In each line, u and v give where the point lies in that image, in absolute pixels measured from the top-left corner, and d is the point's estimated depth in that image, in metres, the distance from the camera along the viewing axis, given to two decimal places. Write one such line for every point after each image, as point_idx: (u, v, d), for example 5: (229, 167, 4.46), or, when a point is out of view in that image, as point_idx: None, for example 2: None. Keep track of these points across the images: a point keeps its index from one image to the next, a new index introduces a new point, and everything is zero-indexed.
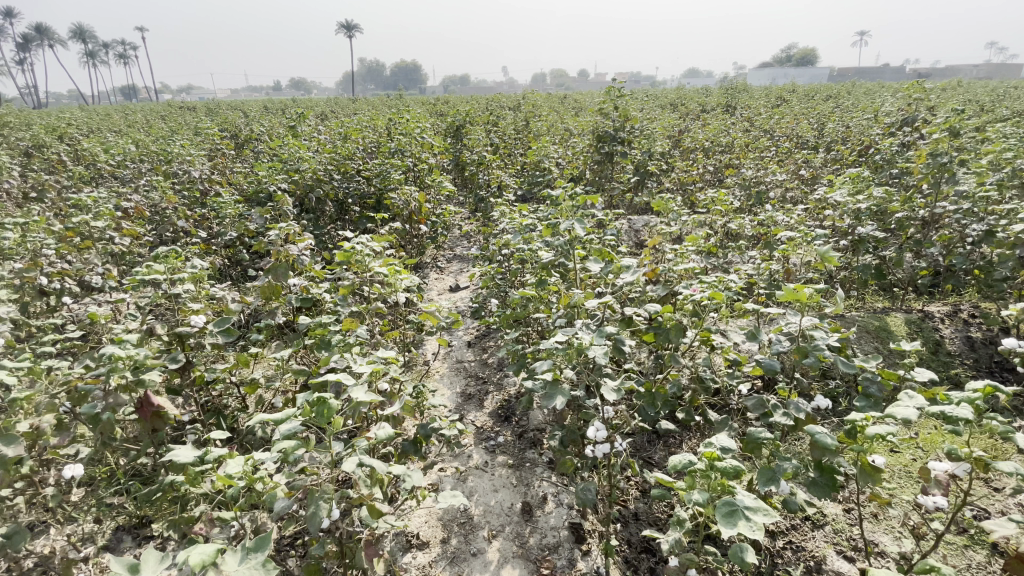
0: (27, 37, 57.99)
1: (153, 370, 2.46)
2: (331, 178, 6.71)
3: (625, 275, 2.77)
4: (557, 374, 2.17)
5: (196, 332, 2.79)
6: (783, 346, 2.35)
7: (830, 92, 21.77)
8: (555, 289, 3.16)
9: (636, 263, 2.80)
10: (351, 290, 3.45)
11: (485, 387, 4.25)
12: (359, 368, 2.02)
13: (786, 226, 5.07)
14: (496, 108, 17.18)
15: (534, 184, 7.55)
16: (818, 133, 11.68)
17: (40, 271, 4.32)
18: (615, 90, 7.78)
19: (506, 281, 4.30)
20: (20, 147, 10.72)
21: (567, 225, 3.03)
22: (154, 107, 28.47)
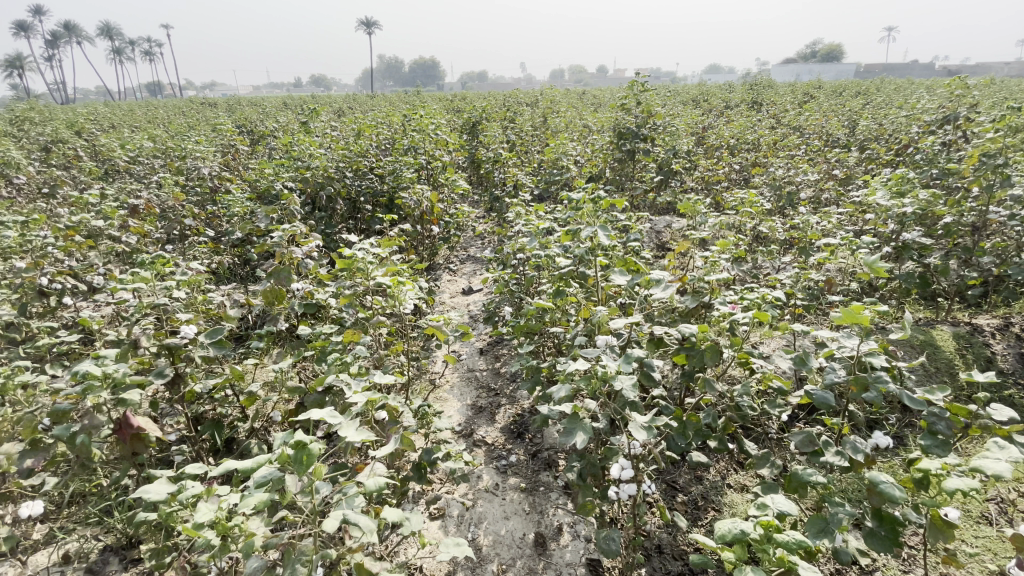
0: (56, 33, 59.34)
1: (135, 387, 2.27)
2: (342, 176, 6.53)
3: (654, 289, 2.45)
4: (577, 406, 1.91)
5: (186, 344, 2.60)
6: (839, 377, 2.06)
7: (860, 88, 20.98)
8: (574, 301, 2.90)
9: (668, 276, 2.44)
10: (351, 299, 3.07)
11: (497, 400, 4.01)
12: (353, 397, 1.78)
13: (822, 231, 4.72)
14: (513, 104, 16.87)
15: (551, 183, 7.26)
16: (850, 130, 11.16)
17: (42, 271, 4.21)
18: (637, 84, 7.44)
19: (520, 288, 4.04)
20: (39, 142, 10.78)
21: (588, 232, 2.65)
22: (178, 102, 28.95)
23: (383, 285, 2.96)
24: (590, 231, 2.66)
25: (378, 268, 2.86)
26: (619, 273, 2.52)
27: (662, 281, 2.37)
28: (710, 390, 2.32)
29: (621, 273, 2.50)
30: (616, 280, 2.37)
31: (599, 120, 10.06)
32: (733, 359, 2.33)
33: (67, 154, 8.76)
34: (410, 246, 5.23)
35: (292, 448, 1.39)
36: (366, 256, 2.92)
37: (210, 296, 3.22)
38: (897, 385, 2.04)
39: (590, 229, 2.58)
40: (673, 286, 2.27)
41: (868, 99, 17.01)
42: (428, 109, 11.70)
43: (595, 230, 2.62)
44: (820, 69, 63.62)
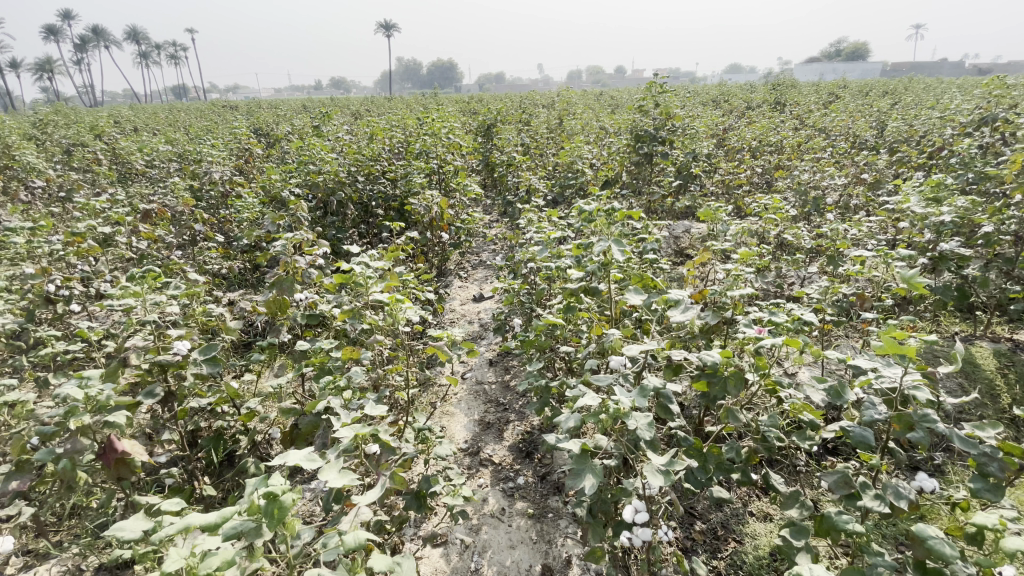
0: (86, 39, 61.05)
1: (122, 409, 2.17)
2: (354, 181, 6.45)
3: (674, 312, 2.20)
4: (587, 443, 1.74)
5: (178, 361, 2.49)
6: (880, 413, 1.88)
7: (886, 88, 20.35)
8: (586, 318, 2.72)
9: (688, 296, 2.20)
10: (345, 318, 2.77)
11: (506, 415, 3.85)
12: (340, 432, 1.64)
13: (852, 240, 4.46)
14: (529, 106, 16.72)
15: (565, 188, 7.09)
16: (878, 132, 10.75)
17: (49, 278, 4.18)
18: (656, 85, 7.21)
19: (531, 299, 3.87)
20: (62, 145, 10.97)
21: (601, 247, 2.38)
22: (202, 105, 29.56)
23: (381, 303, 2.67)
24: (600, 247, 2.37)
25: (378, 282, 2.71)
26: (634, 292, 2.32)
27: (682, 302, 2.15)
28: (733, 420, 2.14)
29: (636, 292, 2.30)
30: (630, 301, 2.17)
31: (616, 122, 9.84)
32: (759, 387, 2.14)
33: (86, 157, 8.87)
34: (419, 253, 5.10)
35: (262, 498, 1.28)
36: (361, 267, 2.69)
37: (208, 307, 3.11)
38: (945, 423, 1.84)
39: (602, 244, 2.32)
40: (695, 309, 2.04)
41: (896, 99, 16.50)
42: (442, 111, 11.60)
43: (609, 243, 2.37)
44: (846, 68, 62.16)
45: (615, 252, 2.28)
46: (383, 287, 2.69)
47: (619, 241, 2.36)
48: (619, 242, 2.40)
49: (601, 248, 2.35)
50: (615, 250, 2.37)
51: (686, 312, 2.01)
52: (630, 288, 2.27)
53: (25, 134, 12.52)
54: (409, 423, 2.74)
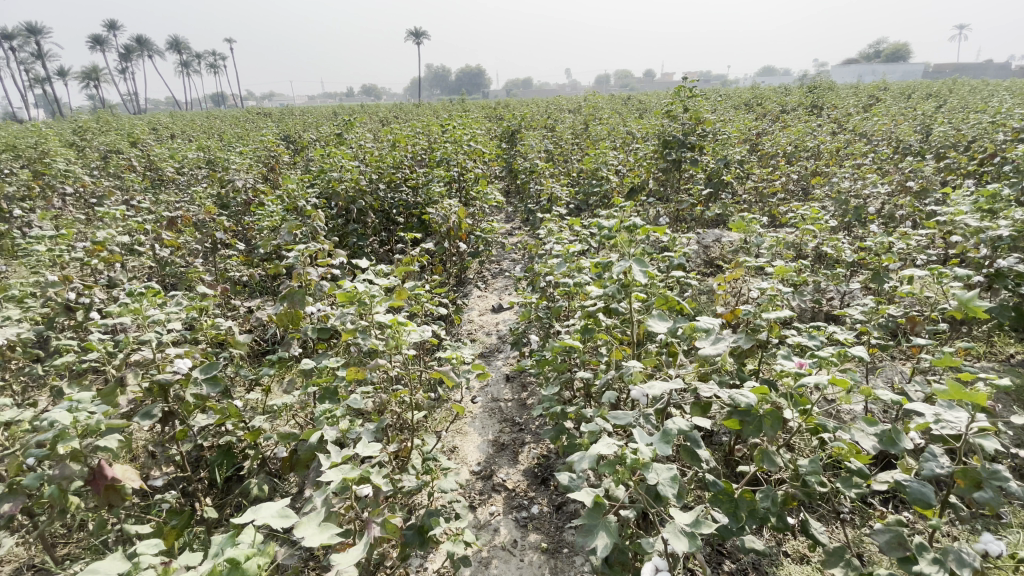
0: (131, 50, 63.69)
1: (115, 433, 2.08)
2: (374, 189, 6.42)
3: (702, 343, 1.93)
4: (599, 494, 1.55)
5: (178, 381, 2.41)
6: (943, 467, 1.69)
7: (929, 91, 19.45)
8: (605, 341, 2.53)
9: (719, 324, 1.94)
10: (350, 339, 2.66)
11: (521, 436, 3.67)
12: (325, 475, 1.49)
13: (897, 255, 4.14)
14: (554, 111, 16.58)
15: (590, 195, 6.91)
16: (923, 136, 10.20)
17: (70, 286, 4.20)
18: (684, 89, 6.96)
19: (549, 315, 3.71)
20: (101, 153, 11.34)
21: (620, 268, 2.16)
22: (237, 114, 30.38)
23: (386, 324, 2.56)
24: (618, 267, 2.12)
25: (384, 301, 2.58)
26: (658, 318, 2.10)
27: (712, 332, 1.93)
28: (768, 463, 1.92)
29: (659, 319, 2.08)
30: (653, 329, 1.96)
31: (644, 128, 9.59)
32: (799, 427, 1.92)
33: (121, 164, 9.11)
34: (436, 264, 4.98)
35: (225, 560, 1.14)
36: (365, 286, 2.56)
37: (216, 320, 3.04)
38: (1018, 481, 1.61)
39: (622, 265, 2.10)
40: (727, 342, 1.82)
41: (940, 101, 15.78)
42: (466, 118, 11.55)
43: (628, 262, 2.13)
44: (887, 70, 60.18)
45: (636, 275, 2.05)
46: (389, 306, 2.57)
47: (642, 261, 2.14)
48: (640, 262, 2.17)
49: (620, 268, 2.11)
50: (637, 270, 2.14)
51: (716, 345, 1.79)
52: (653, 315, 2.06)
53: (68, 141, 13.02)
54: (415, 449, 2.59)
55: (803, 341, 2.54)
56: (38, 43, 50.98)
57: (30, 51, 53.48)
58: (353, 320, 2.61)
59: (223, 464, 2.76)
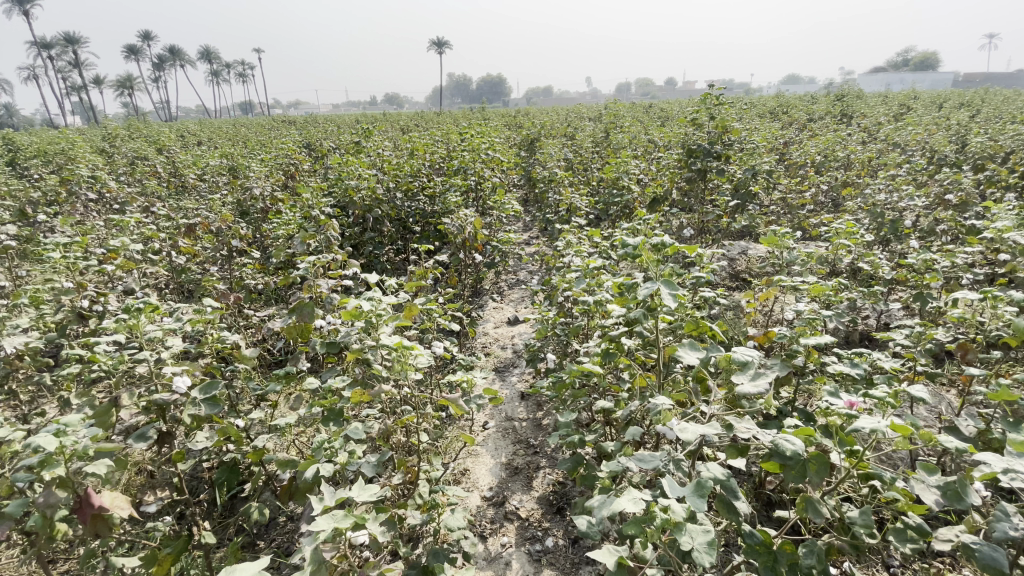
0: (164, 59, 65.75)
1: (105, 458, 1.97)
2: (391, 198, 6.35)
3: (739, 378, 1.68)
4: (621, 554, 1.37)
5: (175, 401, 2.29)
6: (1018, 530, 1.47)
7: (962, 99, 18.86)
8: (627, 367, 2.34)
9: (761, 357, 1.67)
10: (355, 359, 2.52)
11: (535, 460, 3.49)
12: (315, 525, 1.35)
13: (942, 274, 3.87)
14: (574, 119, 16.46)
15: (610, 206, 6.75)
16: (958, 146, 9.79)
17: (83, 293, 4.17)
18: (711, 96, 6.67)
19: (567, 332, 3.53)
20: (129, 159, 11.57)
21: (646, 290, 1.91)
22: (262, 121, 31.01)
23: (392, 344, 2.41)
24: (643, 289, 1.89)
25: (392, 319, 2.44)
26: (689, 346, 1.88)
27: (752, 366, 1.65)
28: (813, 513, 1.71)
29: (691, 348, 1.86)
30: (685, 361, 1.74)
31: (666, 136, 9.37)
32: (847, 473, 1.71)
33: (145, 170, 9.25)
34: (451, 276, 4.85)
35: None
36: (372, 303, 2.42)
37: (221, 334, 2.94)
38: None
39: (649, 288, 1.87)
40: (771, 380, 1.60)
41: (974, 110, 15.27)
42: (485, 125, 11.49)
43: (655, 284, 1.89)
44: (917, 79, 58.86)
45: (666, 299, 1.81)
46: (398, 325, 2.43)
47: (671, 282, 1.91)
48: (669, 283, 1.94)
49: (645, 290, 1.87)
50: (666, 292, 1.90)
51: (759, 383, 1.56)
52: (684, 344, 1.84)
53: (99, 148, 13.37)
54: (422, 478, 2.44)
55: (845, 369, 2.32)
56: (77, 54, 52.95)
57: (69, 61, 55.65)
58: (360, 338, 2.47)
59: (226, 482, 2.70)
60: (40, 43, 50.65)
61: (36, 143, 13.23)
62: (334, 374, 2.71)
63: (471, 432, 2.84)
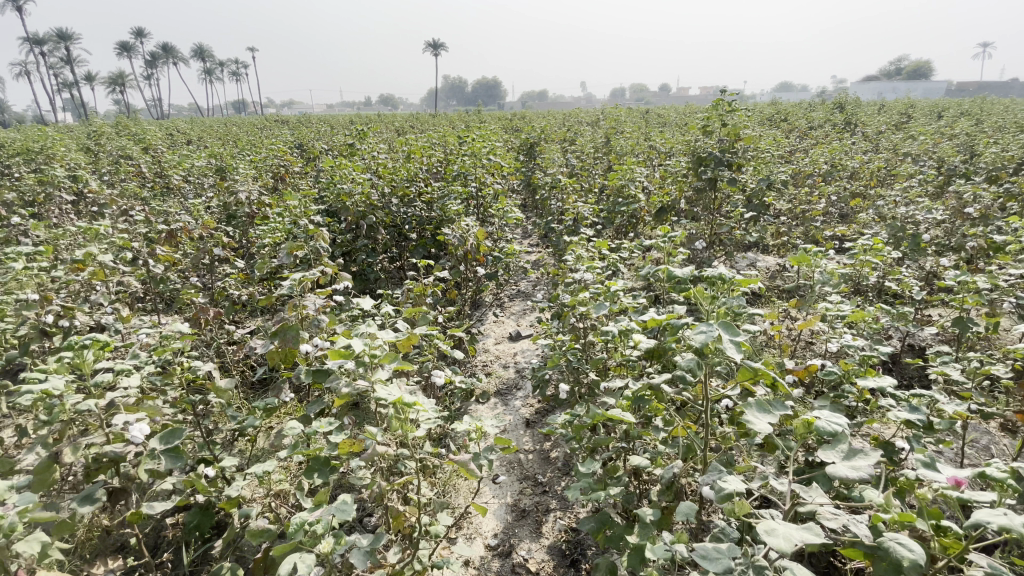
0: (156, 57, 64.97)
1: (38, 533, 1.62)
2: (386, 203, 6.00)
3: (825, 452, 1.37)
4: None
5: (131, 454, 1.93)
6: None
7: (960, 109, 18.80)
8: (662, 412, 2.03)
9: (851, 425, 1.36)
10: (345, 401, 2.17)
11: (544, 501, 3.15)
12: None
13: (984, 298, 3.59)
14: (573, 124, 16.19)
15: (616, 214, 6.46)
16: (966, 156, 9.62)
17: (47, 307, 3.77)
18: (723, 102, 6.16)
19: (581, 359, 3.21)
20: (114, 158, 11.13)
21: (699, 331, 1.56)
22: (255, 120, 30.57)
23: (389, 385, 2.06)
24: (701, 336, 1.52)
25: (389, 356, 2.09)
26: (754, 405, 1.54)
27: (841, 437, 1.34)
28: None
29: (758, 408, 1.52)
30: (758, 431, 1.41)
31: (671, 142, 9.09)
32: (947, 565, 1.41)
33: (126, 170, 8.81)
34: (450, 290, 4.50)
35: None
36: (368, 343, 2.07)
37: (193, 363, 2.57)
38: None
39: (710, 337, 1.51)
40: (872, 461, 1.29)
41: (976, 120, 15.16)
42: (482, 128, 11.13)
43: (715, 330, 1.53)
44: (910, 89, 59.32)
45: (734, 352, 1.45)
46: (397, 367, 2.08)
47: (732, 327, 1.56)
48: (728, 326, 1.59)
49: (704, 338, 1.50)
50: (727, 338, 1.54)
51: (861, 468, 1.25)
52: (751, 406, 1.51)
53: (83, 146, 12.91)
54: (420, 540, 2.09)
55: (910, 418, 2.05)
56: (67, 50, 52.21)
57: (60, 57, 54.90)
58: (351, 377, 2.12)
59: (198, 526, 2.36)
60: (30, 39, 49.79)
61: (16, 140, 12.72)
62: (321, 407, 2.38)
63: (481, 496, 2.41)
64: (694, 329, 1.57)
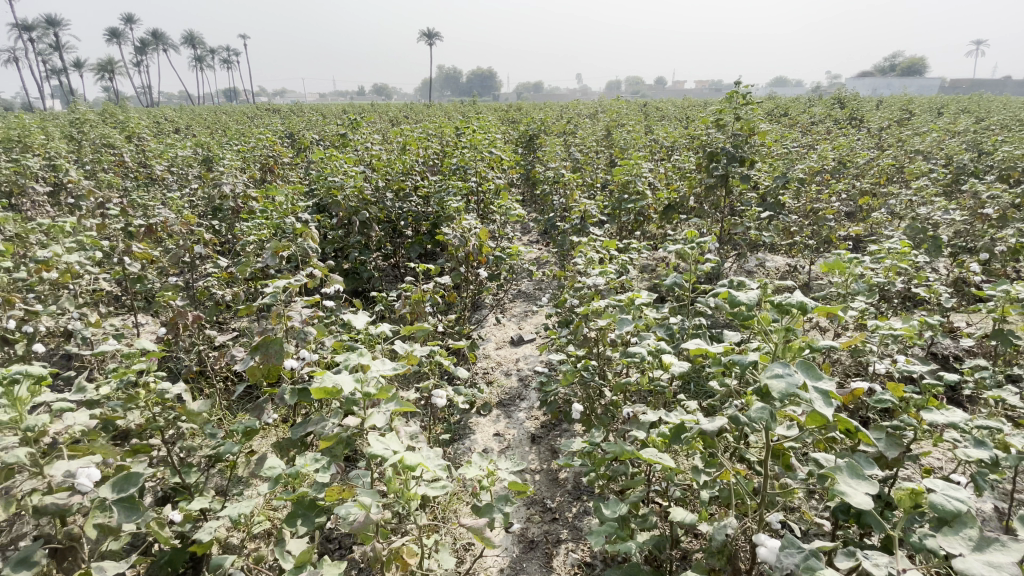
0: (145, 43, 63.61)
1: None
2: (381, 198, 5.67)
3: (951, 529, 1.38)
4: None
5: (77, 507, 1.63)
6: None
7: (960, 106, 18.63)
8: (706, 453, 1.75)
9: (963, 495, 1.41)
10: (333, 440, 1.86)
11: (554, 530, 2.87)
12: None
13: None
14: (572, 116, 15.81)
15: (622, 211, 6.16)
16: (976, 153, 9.38)
17: (8, 312, 3.42)
18: (738, 94, 5.69)
19: (597, 375, 2.92)
20: (96, 147, 10.66)
21: (771, 373, 1.30)
22: (247, 108, 30.05)
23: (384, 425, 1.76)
24: (781, 384, 1.26)
25: (385, 390, 1.77)
26: (846, 468, 1.46)
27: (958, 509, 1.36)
28: None
29: (851, 473, 1.45)
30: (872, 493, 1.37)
31: (676, 136, 8.76)
32: None
33: (106, 158, 8.38)
34: (450, 294, 4.19)
35: None
36: (359, 380, 1.74)
37: (161, 387, 2.26)
38: None
39: (793, 385, 1.25)
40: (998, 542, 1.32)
41: (980, 117, 14.95)
42: (481, 120, 10.79)
43: (799, 377, 1.28)
44: (905, 85, 59.32)
45: (828, 408, 1.21)
46: (396, 406, 1.78)
47: (816, 371, 1.31)
48: (809, 368, 1.34)
49: (789, 388, 1.23)
50: (812, 385, 1.30)
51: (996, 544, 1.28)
52: (845, 471, 1.46)
53: (67, 134, 12.39)
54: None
55: (980, 457, 1.84)
56: (53, 35, 51.00)
57: (47, 43, 53.81)
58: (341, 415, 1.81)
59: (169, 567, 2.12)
60: (16, 23, 48.68)
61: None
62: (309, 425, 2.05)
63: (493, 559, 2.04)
64: (770, 371, 1.31)
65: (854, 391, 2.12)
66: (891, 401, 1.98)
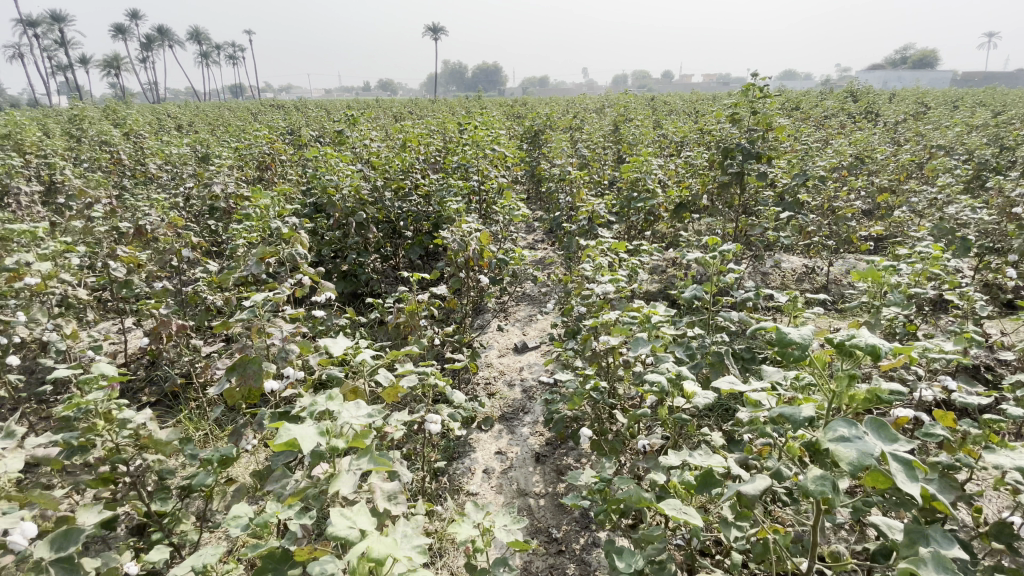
0: (150, 40, 63.66)
1: None
2: (378, 198, 5.42)
3: None
4: None
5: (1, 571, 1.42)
6: None
7: (975, 98, 18.13)
8: (735, 505, 1.52)
9: None
10: (302, 491, 1.62)
11: (559, 565, 2.63)
12: None
13: None
14: (578, 110, 15.45)
15: (631, 210, 5.89)
16: (997, 147, 9.02)
17: None
18: (755, 87, 5.38)
19: (607, 395, 2.67)
20: (94, 144, 10.46)
21: (835, 432, 1.07)
22: (252, 104, 30.05)
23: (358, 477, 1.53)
24: (851, 450, 1.03)
25: (358, 440, 1.54)
26: (931, 560, 1.32)
27: None
28: None
29: (937, 566, 1.30)
30: None
31: (687, 130, 8.44)
32: None
33: (101, 155, 8.17)
34: (449, 301, 3.93)
35: None
36: (326, 431, 1.48)
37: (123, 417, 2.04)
38: None
39: (868, 453, 1.02)
40: None
41: (998, 112, 14.48)
42: (485, 115, 10.51)
43: (871, 441, 1.05)
44: (917, 77, 58.44)
45: (915, 483, 0.98)
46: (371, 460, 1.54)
47: (891, 434, 1.09)
48: (880, 429, 1.12)
49: (863, 454, 1.00)
50: (887, 450, 1.07)
51: None
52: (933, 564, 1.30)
53: (65, 131, 12.21)
54: None
55: None
56: (59, 31, 51.04)
57: (54, 40, 53.90)
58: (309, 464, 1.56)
59: None
60: (22, 20, 48.71)
61: None
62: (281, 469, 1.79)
63: None
64: (835, 432, 1.08)
65: (900, 422, 1.90)
66: (944, 436, 1.75)
